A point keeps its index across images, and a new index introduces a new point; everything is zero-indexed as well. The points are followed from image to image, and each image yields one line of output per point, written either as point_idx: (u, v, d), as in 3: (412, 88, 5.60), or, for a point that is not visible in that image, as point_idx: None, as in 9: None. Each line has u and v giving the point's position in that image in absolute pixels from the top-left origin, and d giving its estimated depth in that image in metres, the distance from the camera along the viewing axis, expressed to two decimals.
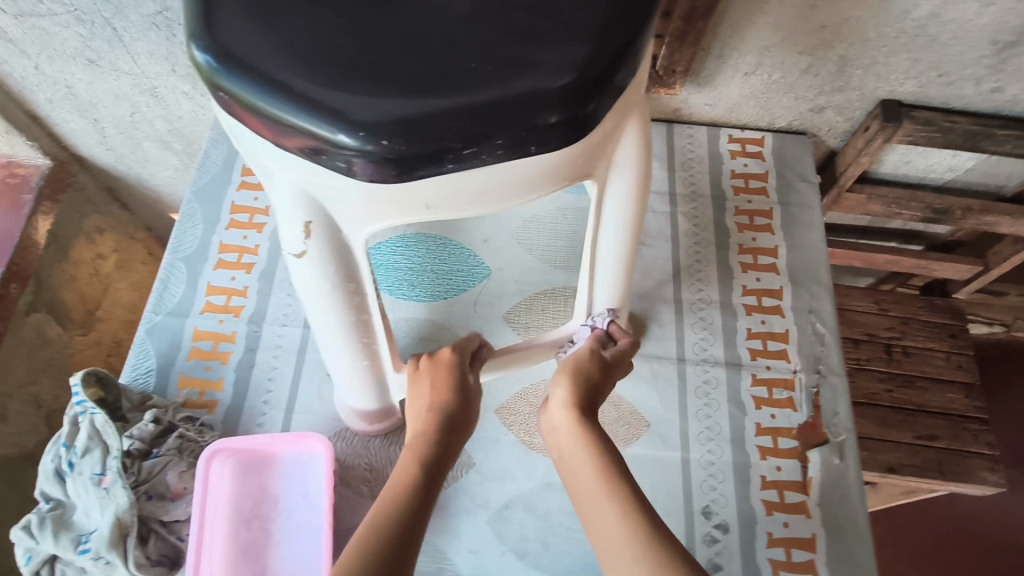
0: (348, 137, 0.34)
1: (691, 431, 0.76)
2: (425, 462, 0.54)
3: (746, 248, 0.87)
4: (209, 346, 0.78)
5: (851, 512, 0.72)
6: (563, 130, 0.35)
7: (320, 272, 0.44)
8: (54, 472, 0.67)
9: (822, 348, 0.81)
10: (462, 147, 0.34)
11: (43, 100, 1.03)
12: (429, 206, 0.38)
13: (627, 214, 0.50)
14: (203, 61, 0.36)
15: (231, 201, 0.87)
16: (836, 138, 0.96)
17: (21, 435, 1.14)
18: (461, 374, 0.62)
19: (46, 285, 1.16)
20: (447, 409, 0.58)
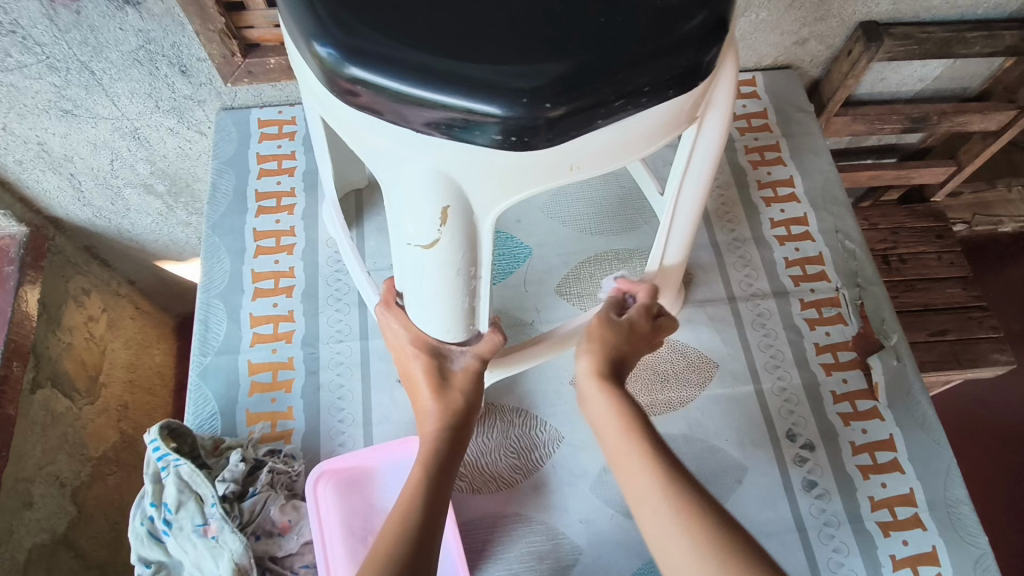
0: (510, 105, 0.35)
1: (757, 362, 0.79)
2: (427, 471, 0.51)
3: (764, 183, 0.91)
4: (268, 377, 0.76)
5: (919, 408, 0.76)
6: (696, 71, 0.38)
7: (446, 260, 0.44)
8: (148, 534, 0.64)
9: (856, 262, 0.85)
10: (614, 100, 0.36)
11: (13, 162, 0.97)
12: (572, 166, 0.40)
13: (712, 155, 0.51)
14: (329, 56, 0.36)
15: (253, 228, 0.85)
16: (818, 67, 1.00)
17: (50, 519, 1.06)
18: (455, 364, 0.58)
19: (45, 358, 1.09)
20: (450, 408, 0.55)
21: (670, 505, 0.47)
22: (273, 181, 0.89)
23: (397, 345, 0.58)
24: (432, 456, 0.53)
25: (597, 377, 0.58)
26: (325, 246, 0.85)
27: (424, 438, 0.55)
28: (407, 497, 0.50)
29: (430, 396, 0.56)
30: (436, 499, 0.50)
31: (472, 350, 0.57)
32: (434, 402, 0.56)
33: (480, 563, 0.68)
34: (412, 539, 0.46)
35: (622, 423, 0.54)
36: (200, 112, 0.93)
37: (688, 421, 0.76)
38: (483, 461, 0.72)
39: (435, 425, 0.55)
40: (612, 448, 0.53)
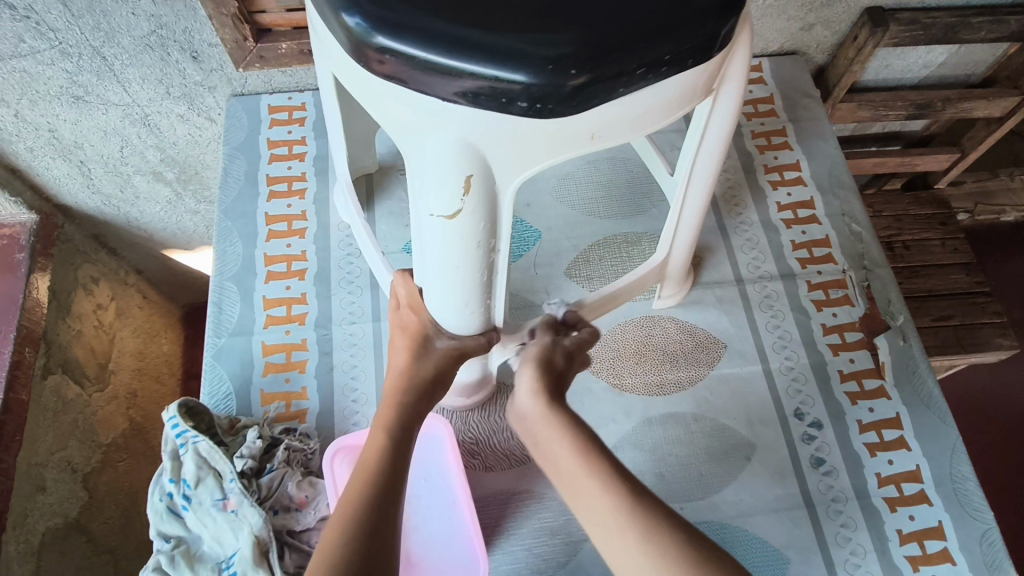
0: (536, 73, 0.36)
1: (765, 343, 0.80)
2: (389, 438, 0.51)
3: (771, 167, 0.92)
4: (282, 358, 0.77)
5: (925, 387, 0.77)
6: (715, 41, 0.39)
7: (468, 232, 0.45)
8: (167, 510, 0.64)
9: (862, 245, 0.86)
10: (637, 68, 0.37)
11: (23, 149, 0.98)
12: (594, 135, 0.41)
13: (725, 131, 0.52)
14: (357, 26, 0.36)
15: (265, 213, 0.86)
16: (823, 53, 1.01)
17: (63, 503, 1.07)
18: (427, 337, 0.58)
19: (56, 344, 1.10)
20: (418, 373, 0.56)
21: (633, 527, 0.45)
22: (284, 166, 0.90)
23: (400, 320, 0.60)
24: (394, 420, 0.53)
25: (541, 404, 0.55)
26: (337, 230, 0.85)
27: (387, 402, 0.55)
28: (370, 458, 0.50)
29: (404, 360, 0.57)
30: (399, 466, 0.50)
31: (456, 337, 0.59)
32: (405, 367, 0.56)
33: (494, 539, 0.69)
34: (374, 506, 0.46)
35: (569, 444, 0.51)
36: (210, 99, 0.94)
37: (697, 401, 0.77)
38: (495, 439, 0.73)
39: (398, 392, 0.55)
40: (561, 473, 0.51)
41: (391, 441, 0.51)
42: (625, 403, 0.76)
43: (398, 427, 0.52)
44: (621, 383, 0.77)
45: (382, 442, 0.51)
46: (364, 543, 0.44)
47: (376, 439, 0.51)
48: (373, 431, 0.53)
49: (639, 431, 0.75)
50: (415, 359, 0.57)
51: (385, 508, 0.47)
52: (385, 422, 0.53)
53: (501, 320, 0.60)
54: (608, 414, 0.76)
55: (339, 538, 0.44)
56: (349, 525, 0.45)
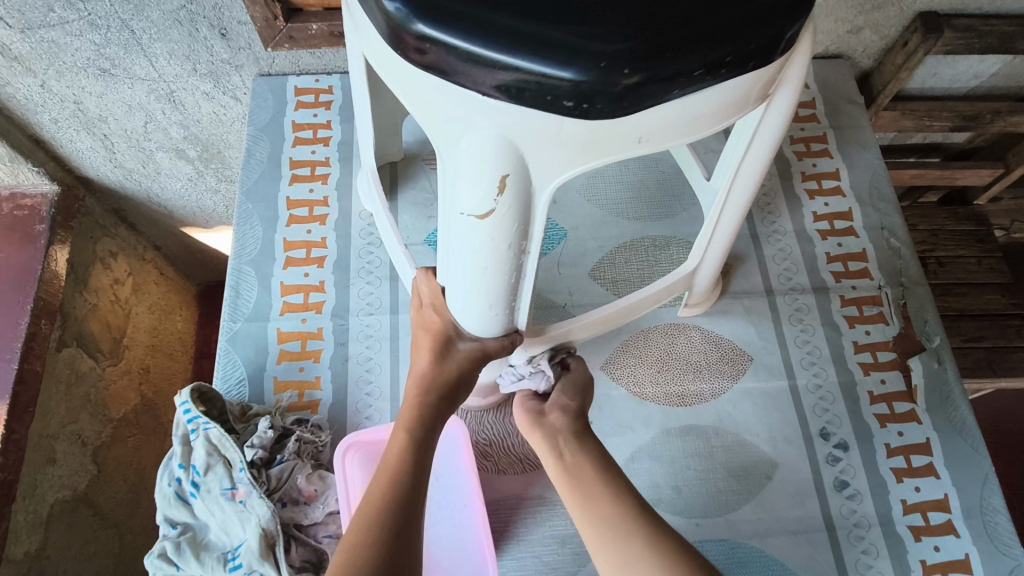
0: (587, 70, 0.33)
1: (793, 358, 0.77)
2: (411, 442, 0.52)
3: (809, 175, 0.89)
4: (297, 346, 0.75)
5: (959, 413, 0.74)
6: (779, 44, 0.37)
7: (500, 233, 0.43)
8: (175, 495, 0.63)
9: (900, 261, 0.83)
10: (696, 70, 0.35)
11: (49, 120, 0.97)
12: (642, 138, 0.38)
13: (775, 138, 0.49)
14: (398, 11, 0.34)
15: (286, 197, 0.84)
16: (870, 58, 0.98)
17: (72, 476, 1.07)
18: (450, 337, 0.56)
19: (72, 318, 1.09)
20: (441, 375, 0.55)
21: (640, 533, 0.50)
22: (308, 150, 0.88)
23: (422, 319, 0.59)
24: (416, 421, 0.53)
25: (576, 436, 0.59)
26: (358, 218, 0.84)
27: (408, 401, 0.55)
28: (393, 462, 0.50)
29: (427, 359, 0.56)
30: (420, 468, 0.51)
31: (477, 339, 0.57)
32: (428, 366, 0.56)
33: (502, 545, 0.67)
34: (398, 510, 0.47)
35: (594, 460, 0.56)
36: (236, 77, 0.93)
37: (719, 414, 0.74)
38: (509, 442, 0.72)
39: (420, 392, 0.55)
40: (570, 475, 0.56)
41: (413, 443, 0.52)
42: (645, 412, 0.74)
43: (420, 428, 0.53)
44: (641, 392, 0.75)
45: (405, 443, 0.52)
46: (388, 550, 0.45)
47: (398, 439, 0.52)
48: (395, 431, 0.53)
49: (657, 441, 0.73)
50: (438, 359, 0.56)
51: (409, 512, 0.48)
52: (407, 423, 0.53)
53: (524, 325, 0.58)
54: (627, 422, 0.73)
55: (362, 540, 0.45)
56: (373, 526, 0.46)
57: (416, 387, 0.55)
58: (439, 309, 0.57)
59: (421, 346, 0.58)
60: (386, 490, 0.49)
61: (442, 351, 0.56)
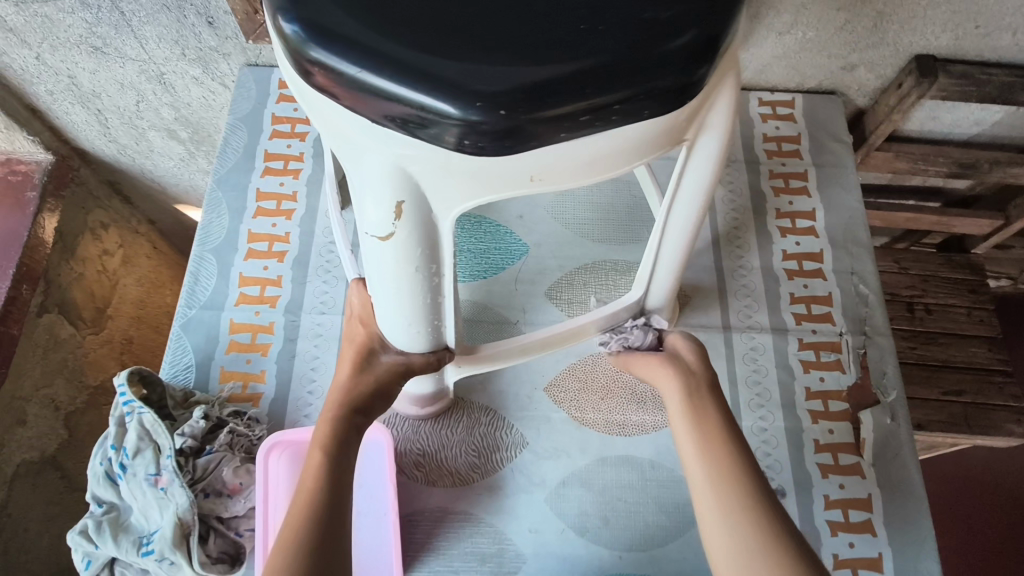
0: (465, 107, 0.33)
1: (742, 398, 0.76)
2: (327, 459, 0.51)
3: (784, 212, 0.87)
4: (247, 338, 0.76)
5: (905, 472, 0.72)
6: (677, 94, 0.36)
7: (404, 255, 0.43)
8: (104, 475, 0.65)
9: (866, 309, 0.81)
10: (582, 115, 0.34)
11: (44, 92, 1.00)
12: (535, 177, 0.38)
13: (705, 180, 0.49)
14: (293, 33, 0.34)
15: (256, 188, 0.85)
16: (865, 96, 0.95)
17: (42, 438, 1.10)
18: (370, 351, 0.57)
19: (55, 284, 1.12)
20: (361, 390, 0.55)
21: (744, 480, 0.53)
22: (284, 144, 0.89)
23: (351, 331, 0.59)
24: (332, 437, 0.53)
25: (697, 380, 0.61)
26: (324, 216, 0.84)
27: (326, 417, 0.55)
28: (309, 482, 0.50)
29: (348, 373, 0.56)
30: (338, 482, 0.51)
31: (402, 352, 0.57)
32: (349, 382, 0.56)
33: (421, 556, 0.67)
34: (316, 532, 0.47)
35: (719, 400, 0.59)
36: (224, 65, 0.94)
37: (658, 447, 0.73)
38: (443, 454, 0.72)
39: (337, 407, 0.55)
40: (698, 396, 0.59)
41: (329, 458, 0.51)
42: (583, 438, 0.73)
43: (336, 445, 0.52)
44: (582, 417, 0.74)
45: (320, 461, 0.51)
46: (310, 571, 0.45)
47: (314, 457, 0.52)
48: (311, 448, 0.53)
49: (591, 469, 0.72)
50: (357, 373, 0.56)
51: (331, 531, 0.48)
52: (323, 440, 0.52)
53: (454, 341, 0.58)
54: (563, 446, 0.73)
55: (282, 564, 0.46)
56: (293, 551, 0.46)
57: (334, 403, 0.55)
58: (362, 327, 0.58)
59: (343, 363, 0.57)
60: (304, 512, 0.48)
61: (358, 366, 0.56)
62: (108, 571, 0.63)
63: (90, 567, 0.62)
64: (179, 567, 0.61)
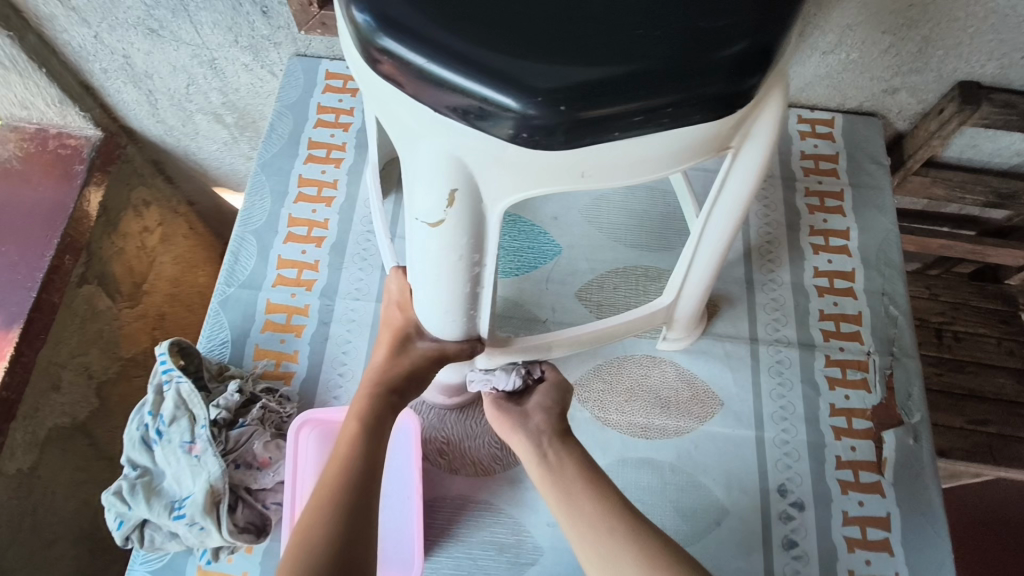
0: (525, 102, 0.34)
1: (765, 410, 0.76)
2: (361, 429, 0.54)
3: (817, 229, 0.87)
4: (283, 319, 0.78)
5: (926, 494, 0.72)
6: (728, 101, 0.37)
7: (452, 243, 0.44)
8: (140, 439, 0.67)
9: (896, 330, 0.81)
10: (635, 115, 0.35)
11: (99, 70, 1.03)
12: (585, 173, 0.39)
13: (748, 186, 0.50)
14: (363, 22, 0.36)
15: (299, 174, 0.88)
16: (905, 120, 0.95)
17: (73, 405, 1.13)
18: (406, 332, 0.59)
19: (97, 257, 1.15)
20: (397, 368, 0.57)
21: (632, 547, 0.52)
22: (327, 133, 0.92)
23: (388, 317, 0.61)
24: (368, 409, 0.55)
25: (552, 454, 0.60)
26: (363, 205, 0.86)
27: (362, 391, 0.57)
28: (344, 449, 0.53)
29: (387, 352, 0.58)
30: (372, 452, 0.53)
31: (437, 340, 0.58)
32: (386, 359, 0.58)
33: (440, 542, 0.69)
34: (349, 494, 0.50)
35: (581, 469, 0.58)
36: (274, 54, 0.97)
37: (679, 453, 0.74)
38: (466, 444, 0.73)
39: (374, 382, 0.57)
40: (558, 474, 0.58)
41: (363, 430, 0.53)
42: (604, 438, 0.75)
43: (371, 417, 0.55)
44: (605, 417, 0.75)
45: (355, 430, 0.54)
46: (342, 531, 0.48)
47: (349, 427, 0.54)
48: (347, 418, 0.55)
49: (612, 469, 0.73)
50: (393, 352, 0.58)
51: (362, 497, 0.50)
52: (358, 411, 0.55)
53: (487, 333, 0.60)
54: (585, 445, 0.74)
55: (316, 523, 0.48)
56: (327, 511, 0.49)
57: (370, 378, 0.57)
58: (399, 310, 0.60)
59: (382, 342, 0.60)
60: (338, 475, 0.51)
61: (395, 344, 0.58)
62: (138, 533, 0.64)
63: (121, 528, 0.63)
64: (208, 533, 0.62)
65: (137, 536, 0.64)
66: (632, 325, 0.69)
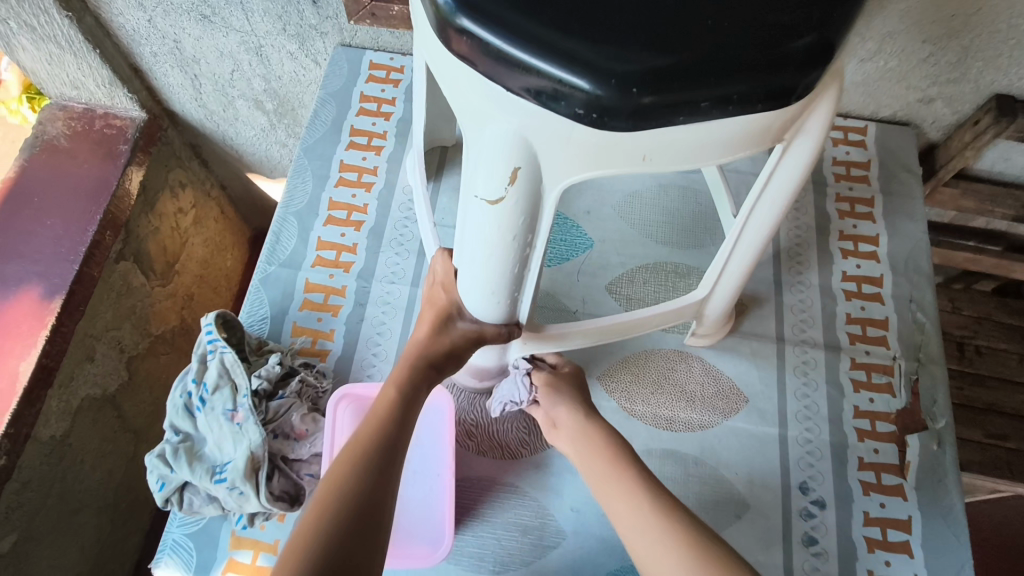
0: (599, 84, 0.36)
1: (789, 408, 0.77)
2: (397, 394, 0.55)
3: (847, 234, 0.88)
4: (320, 298, 0.81)
5: (947, 498, 0.73)
6: (790, 92, 0.38)
7: (507, 221, 0.46)
8: (183, 406, 0.70)
9: (922, 337, 0.82)
10: (702, 102, 0.37)
11: (148, 53, 1.07)
12: (646, 156, 0.41)
13: (793, 183, 0.52)
14: (445, 4, 0.38)
15: (340, 160, 0.90)
16: (939, 131, 0.96)
17: (105, 377, 1.15)
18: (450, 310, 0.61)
19: (134, 235, 1.17)
20: (436, 345, 0.60)
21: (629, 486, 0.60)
22: (369, 121, 0.94)
23: (432, 295, 0.63)
24: (406, 378, 0.57)
25: (584, 421, 0.65)
26: (401, 192, 0.89)
27: (402, 361, 0.59)
28: (380, 412, 0.54)
29: (429, 329, 0.60)
30: (405, 420, 0.54)
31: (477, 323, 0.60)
32: (427, 336, 0.60)
33: (465, 521, 0.70)
34: (379, 451, 0.51)
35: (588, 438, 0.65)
36: (320, 44, 1.00)
37: (703, 445, 0.75)
38: (494, 427, 0.75)
39: (414, 354, 0.59)
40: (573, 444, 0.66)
41: (400, 397, 0.55)
42: (630, 427, 0.76)
43: (407, 385, 0.57)
44: (632, 408, 0.77)
45: (393, 396, 0.56)
46: (369, 482, 0.49)
47: (387, 392, 0.56)
48: (386, 385, 0.57)
49: None
50: (434, 328, 0.60)
51: (390, 459, 0.52)
52: (398, 378, 0.57)
53: (525, 317, 0.61)
54: None
55: (345, 473, 0.50)
56: (357, 463, 0.50)
57: (411, 351, 0.59)
58: (444, 291, 0.62)
59: (426, 319, 0.62)
60: (372, 434, 0.53)
61: (438, 323, 0.60)
62: (178, 496, 0.66)
63: (163, 490, 0.66)
64: (247, 498, 0.64)
65: (176, 499, 0.66)
66: (664, 318, 0.70)
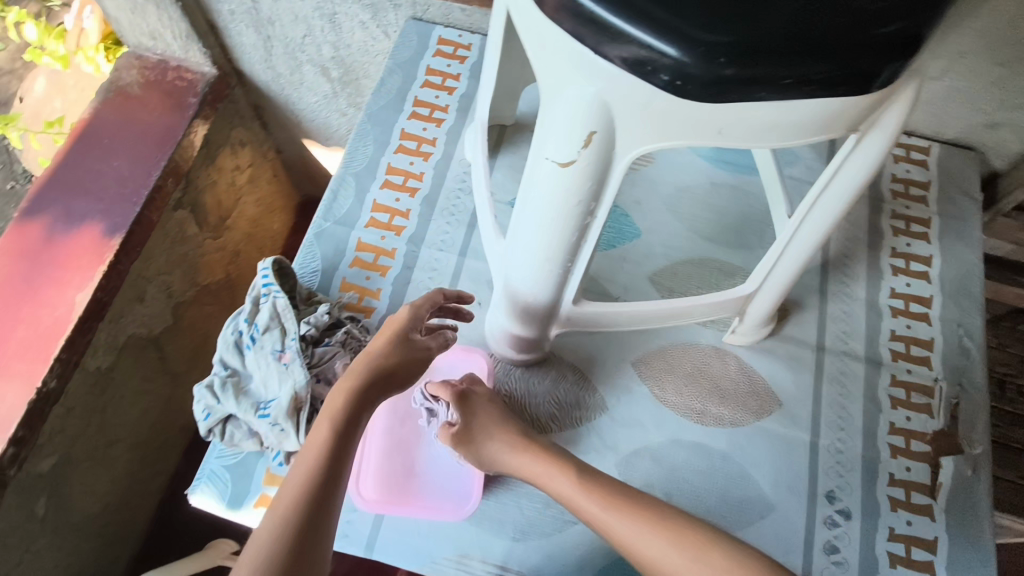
0: (686, 52, 0.37)
1: (823, 416, 0.77)
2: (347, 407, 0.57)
3: (899, 252, 0.87)
4: (371, 258, 0.83)
5: (978, 523, 0.72)
6: (872, 78, 0.39)
7: (574, 186, 0.47)
8: (233, 343, 0.73)
9: (967, 361, 0.80)
10: (785, 79, 0.38)
11: (227, 11, 1.10)
12: (721, 130, 0.42)
13: (855, 185, 0.52)
14: None
15: (402, 128, 0.92)
16: (1004, 158, 0.94)
17: (152, 318, 1.19)
18: (407, 331, 0.64)
19: (194, 185, 1.21)
20: (391, 360, 0.62)
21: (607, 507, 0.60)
22: (433, 94, 0.97)
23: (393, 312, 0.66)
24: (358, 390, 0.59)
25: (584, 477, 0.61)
26: (457, 164, 0.91)
27: (355, 369, 0.61)
28: (328, 424, 0.56)
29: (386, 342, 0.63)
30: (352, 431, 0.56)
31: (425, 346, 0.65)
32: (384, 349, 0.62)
33: (492, 486, 0.71)
34: (325, 469, 0.53)
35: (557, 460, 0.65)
36: (392, 15, 1.04)
37: (732, 442, 0.75)
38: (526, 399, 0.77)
39: (369, 364, 0.60)
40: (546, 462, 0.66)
41: (350, 410, 0.57)
42: (660, 416, 0.77)
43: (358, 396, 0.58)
44: (663, 397, 0.77)
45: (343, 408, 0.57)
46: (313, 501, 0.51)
47: (337, 403, 0.57)
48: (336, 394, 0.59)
49: (664, 447, 0.75)
50: (391, 346, 0.63)
51: (335, 477, 0.53)
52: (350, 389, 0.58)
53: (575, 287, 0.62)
54: (641, 420, 0.76)
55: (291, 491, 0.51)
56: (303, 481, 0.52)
57: (367, 361, 0.61)
58: (403, 311, 0.65)
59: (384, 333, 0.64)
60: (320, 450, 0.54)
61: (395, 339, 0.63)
62: (221, 427, 0.69)
63: (208, 419, 0.69)
64: (286, 435, 0.67)
65: (219, 430, 0.69)
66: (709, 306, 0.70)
